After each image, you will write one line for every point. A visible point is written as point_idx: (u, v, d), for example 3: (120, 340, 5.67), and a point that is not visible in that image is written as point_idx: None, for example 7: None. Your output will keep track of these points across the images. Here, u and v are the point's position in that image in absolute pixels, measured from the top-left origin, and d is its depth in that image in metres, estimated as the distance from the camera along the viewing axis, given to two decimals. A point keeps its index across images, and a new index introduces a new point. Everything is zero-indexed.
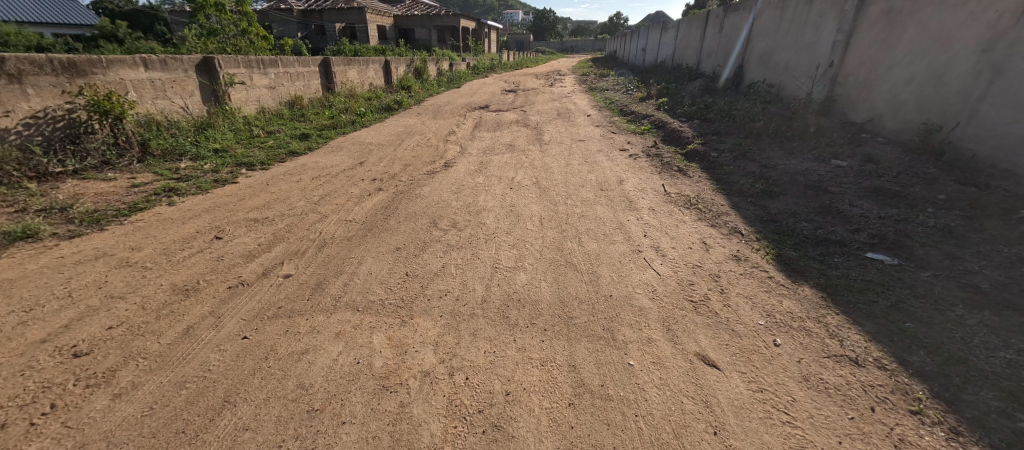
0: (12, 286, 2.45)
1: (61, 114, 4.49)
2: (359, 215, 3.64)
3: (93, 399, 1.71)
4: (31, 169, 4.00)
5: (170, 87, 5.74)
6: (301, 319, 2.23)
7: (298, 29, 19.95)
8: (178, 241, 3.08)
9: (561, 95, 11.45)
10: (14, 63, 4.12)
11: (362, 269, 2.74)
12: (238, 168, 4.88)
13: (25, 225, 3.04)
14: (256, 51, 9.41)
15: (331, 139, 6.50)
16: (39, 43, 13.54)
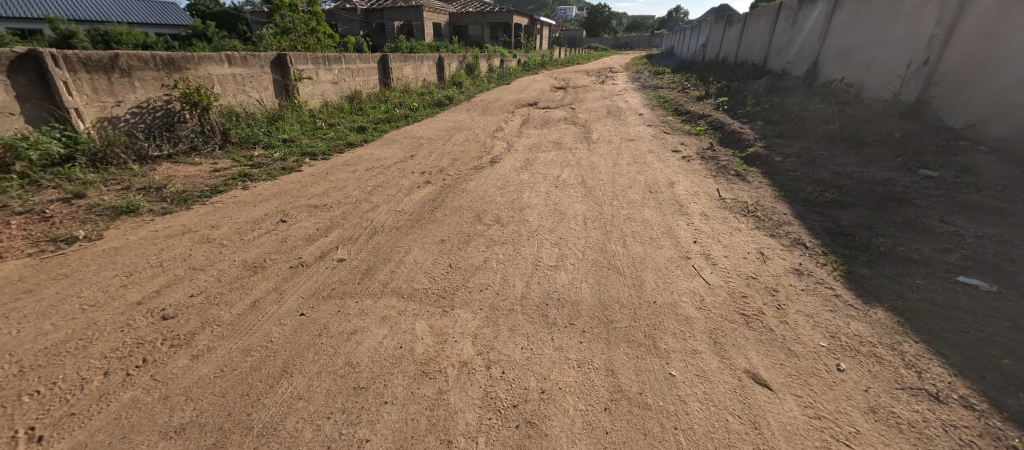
0: (117, 254, 2.83)
1: (160, 105, 5.11)
2: (408, 206, 3.79)
3: (176, 357, 1.93)
4: (135, 153, 4.60)
5: (249, 82, 6.29)
6: (351, 301, 2.37)
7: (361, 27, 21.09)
8: (249, 222, 3.39)
9: (613, 93, 11.16)
10: (127, 59, 4.72)
11: (409, 258, 2.86)
12: (302, 157, 5.26)
13: (128, 201, 3.50)
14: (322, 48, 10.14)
15: (386, 132, 6.81)
16: (144, 41, 15.47)
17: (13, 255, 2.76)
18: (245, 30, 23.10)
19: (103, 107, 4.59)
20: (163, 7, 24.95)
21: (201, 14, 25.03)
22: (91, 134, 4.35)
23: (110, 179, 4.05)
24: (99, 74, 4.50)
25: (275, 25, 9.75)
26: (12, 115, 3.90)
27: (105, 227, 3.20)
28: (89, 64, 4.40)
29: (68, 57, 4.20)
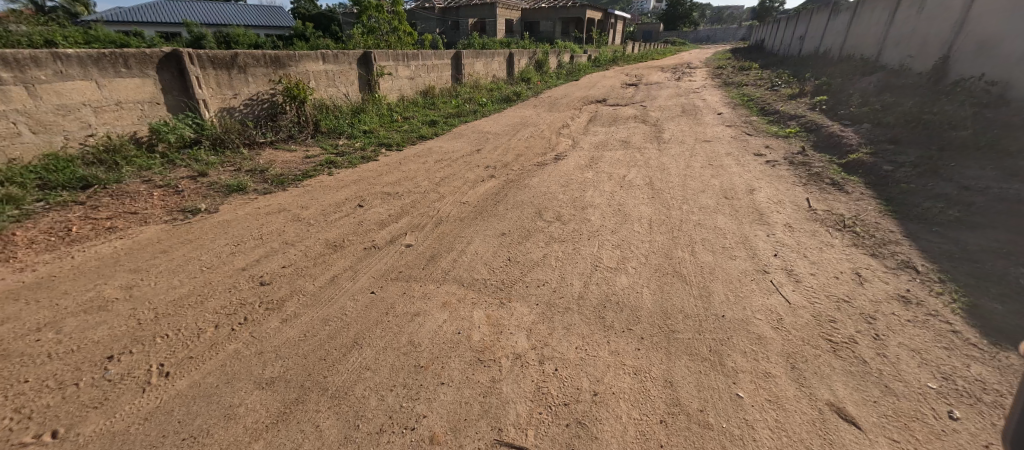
0: (228, 225, 3.29)
1: (266, 98, 5.81)
2: (471, 198, 3.92)
3: (269, 319, 2.21)
4: (246, 139, 5.28)
5: (338, 77, 6.89)
6: (416, 285, 2.52)
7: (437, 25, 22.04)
8: (332, 205, 3.74)
9: (690, 90, 10.47)
10: (244, 57, 5.42)
11: (470, 249, 2.96)
12: (379, 148, 5.66)
13: (238, 181, 4.04)
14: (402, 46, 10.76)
15: (456, 126, 7.08)
16: (255, 41, 17.64)
17: (154, 221, 3.35)
18: (336, 30, 25.31)
19: (223, 99, 5.33)
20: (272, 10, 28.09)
21: (302, 15, 27.79)
22: (213, 122, 5.09)
23: (225, 161, 4.71)
24: (222, 70, 5.23)
25: (363, 25, 10.53)
26: (159, 104, 4.74)
27: (220, 202, 3.74)
28: (215, 62, 5.14)
29: (200, 56, 4.95)
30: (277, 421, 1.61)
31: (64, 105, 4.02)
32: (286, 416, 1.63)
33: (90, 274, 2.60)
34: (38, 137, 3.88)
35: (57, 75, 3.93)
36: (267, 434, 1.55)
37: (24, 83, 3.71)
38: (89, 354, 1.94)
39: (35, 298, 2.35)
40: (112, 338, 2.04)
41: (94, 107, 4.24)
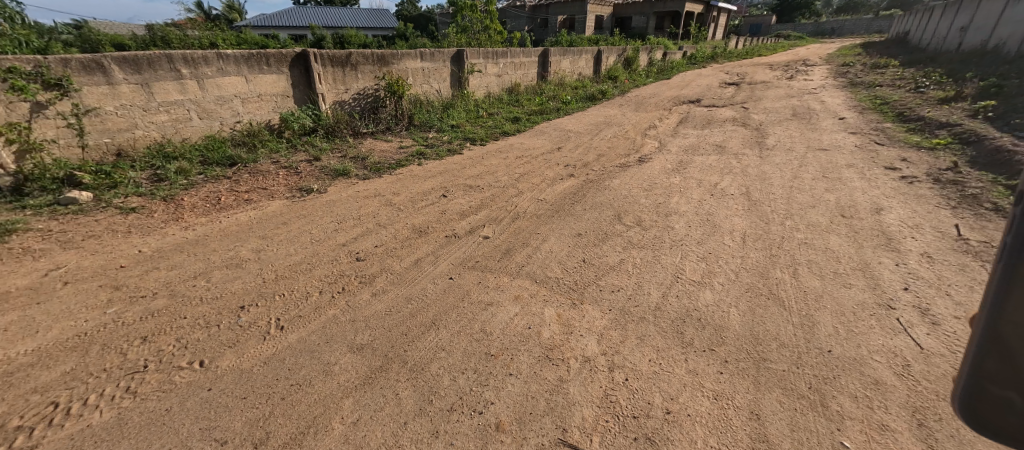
0: (334, 205, 3.73)
1: (371, 92, 6.42)
2: (549, 196, 3.92)
3: (362, 291, 2.47)
4: (352, 129, 5.90)
5: (433, 74, 7.35)
6: (491, 276, 2.61)
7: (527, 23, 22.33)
8: (420, 193, 4.03)
9: (805, 90, 9.23)
10: (356, 56, 6.05)
11: (544, 246, 2.97)
12: (465, 142, 5.92)
13: (343, 167, 4.54)
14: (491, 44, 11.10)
15: (538, 123, 7.12)
16: (363, 42, 19.58)
17: (278, 197, 3.92)
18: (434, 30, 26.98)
19: (337, 93, 6.02)
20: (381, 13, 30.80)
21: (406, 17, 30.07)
22: (327, 114, 5.78)
23: (334, 148, 5.32)
24: (338, 68, 5.90)
25: (457, 24, 11.02)
26: (288, 97, 5.53)
27: (328, 184, 4.25)
28: (333, 60, 5.82)
29: (321, 55, 5.64)
30: (364, 383, 1.80)
31: (221, 96, 4.93)
32: (371, 380, 1.81)
33: (230, 237, 3.14)
34: (204, 121, 4.87)
35: (218, 71, 4.83)
36: (356, 393, 1.74)
37: (196, 78, 4.67)
38: (227, 302, 2.36)
39: (193, 252, 2.91)
40: (243, 292, 2.45)
41: (241, 98, 5.10)
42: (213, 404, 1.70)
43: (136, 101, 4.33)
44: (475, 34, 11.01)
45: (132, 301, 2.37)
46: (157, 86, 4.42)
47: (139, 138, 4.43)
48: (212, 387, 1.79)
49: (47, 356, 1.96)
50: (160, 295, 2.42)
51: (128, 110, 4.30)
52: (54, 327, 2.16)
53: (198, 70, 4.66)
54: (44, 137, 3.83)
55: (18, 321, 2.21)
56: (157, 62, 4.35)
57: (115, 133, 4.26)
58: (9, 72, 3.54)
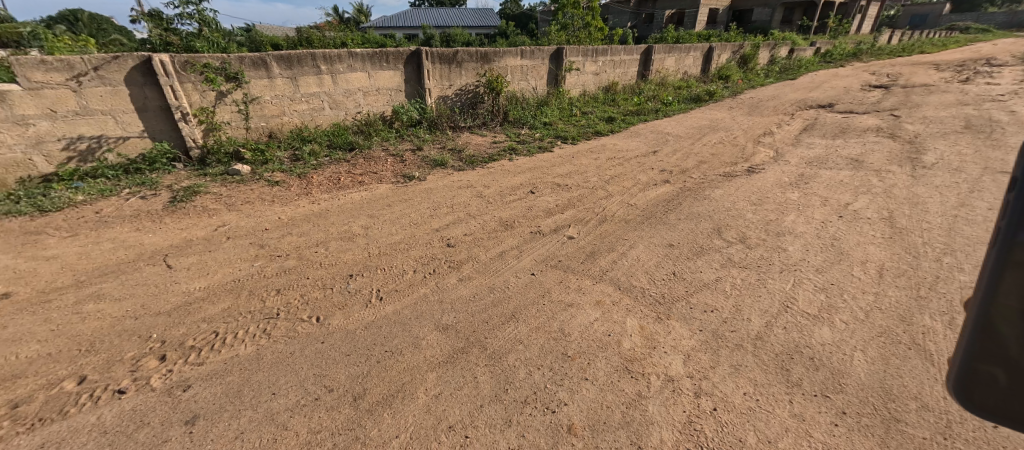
0: (431, 193, 4.03)
1: (472, 89, 6.75)
2: (640, 202, 3.73)
3: (450, 275, 2.64)
4: (452, 122, 6.27)
5: (531, 72, 7.46)
6: (573, 277, 2.58)
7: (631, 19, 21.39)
8: (509, 188, 4.14)
9: (987, 96, 7.37)
10: (462, 54, 6.41)
11: (631, 253, 2.84)
12: (556, 140, 5.91)
13: (441, 158, 4.87)
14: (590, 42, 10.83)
15: (634, 124, 6.80)
16: (466, 40, 20.62)
17: (384, 181, 4.36)
18: (534, 28, 27.34)
19: (441, 88, 6.45)
20: (487, 12, 32.08)
21: (509, 16, 30.91)
22: (431, 108, 6.23)
23: (434, 140, 5.73)
24: (445, 65, 6.31)
25: (557, 22, 10.96)
26: (401, 91, 6.09)
27: (427, 173, 4.59)
28: (442, 58, 6.24)
29: (431, 53, 6.08)
30: (447, 361, 1.92)
31: (348, 89, 5.61)
32: (453, 359, 1.94)
33: (345, 213, 3.59)
34: (333, 111, 5.60)
35: (348, 67, 5.50)
36: (439, 369, 1.88)
37: (331, 74, 5.40)
38: (340, 270, 2.70)
39: (316, 223, 3.39)
40: (352, 263, 2.79)
41: (364, 92, 5.76)
42: (324, 355, 1.98)
43: (286, 92, 5.16)
44: (574, 31, 10.84)
45: (271, 258, 2.85)
46: (301, 80, 5.20)
47: (285, 123, 5.28)
48: (324, 340, 2.08)
49: (211, 294, 2.46)
50: (291, 256, 2.88)
51: (279, 100, 5.15)
52: (217, 272, 2.70)
53: (333, 66, 5.38)
54: (222, 120, 4.86)
55: (195, 264, 2.81)
56: (303, 59, 5.11)
57: (268, 119, 5.15)
58: (205, 67, 4.54)
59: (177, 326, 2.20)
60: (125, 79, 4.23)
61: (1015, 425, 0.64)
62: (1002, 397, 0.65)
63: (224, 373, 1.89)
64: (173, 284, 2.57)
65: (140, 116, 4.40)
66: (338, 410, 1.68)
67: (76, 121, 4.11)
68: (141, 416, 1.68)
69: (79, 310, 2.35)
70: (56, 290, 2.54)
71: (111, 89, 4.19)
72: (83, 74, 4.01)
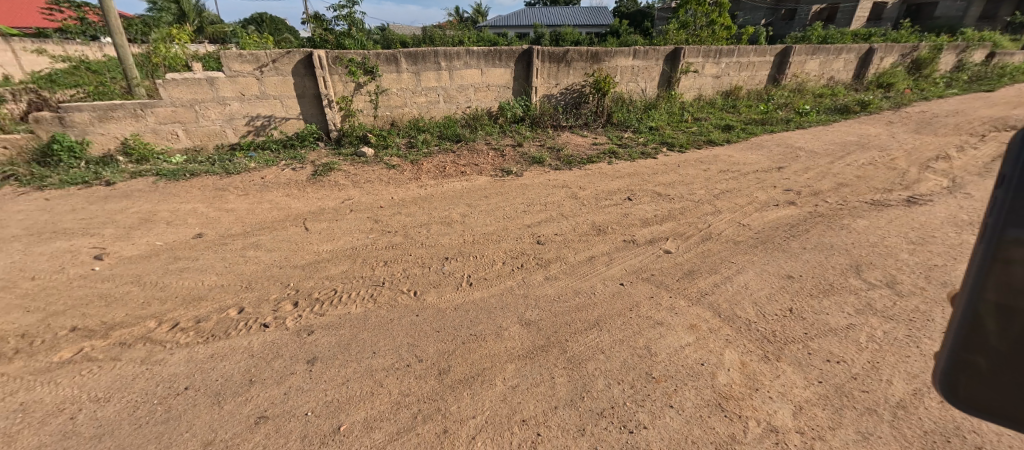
0: (526, 189, 4.11)
1: (578, 88, 6.68)
2: (754, 222, 3.32)
3: (537, 273, 2.66)
4: (554, 121, 6.29)
5: (643, 73, 7.08)
6: (666, 294, 2.41)
7: (766, 16, 19.00)
8: (605, 192, 4.02)
9: None
10: (572, 53, 6.37)
11: (737, 278, 2.55)
12: (662, 146, 5.55)
13: (539, 156, 4.93)
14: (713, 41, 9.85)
15: (756, 135, 6.05)
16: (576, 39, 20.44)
17: (484, 174, 4.57)
18: (650, 27, 25.96)
19: (548, 87, 6.50)
20: (601, 10, 31.33)
21: (625, 13, 29.75)
22: (536, 105, 6.33)
23: (535, 138, 5.82)
24: (554, 64, 6.35)
25: (676, 19, 10.14)
26: (509, 89, 6.29)
27: (525, 169, 4.69)
28: (552, 56, 6.27)
29: (542, 51, 6.16)
30: (526, 356, 1.96)
31: (462, 85, 5.98)
32: (532, 355, 1.97)
33: (446, 200, 3.86)
34: (447, 104, 6.03)
35: (464, 64, 5.87)
36: (518, 362, 1.92)
37: (449, 70, 5.81)
38: (437, 252, 2.92)
39: (421, 206, 3.71)
40: (449, 247, 2.99)
41: (475, 87, 6.08)
42: (418, 327, 2.16)
43: (409, 85, 5.71)
44: (695, 29, 9.92)
45: (382, 233, 3.21)
46: (423, 75, 5.70)
47: (405, 113, 5.85)
48: (419, 314, 2.27)
49: (333, 257, 2.87)
50: (397, 234, 3.20)
51: (403, 92, 5.72)
52: (339, 239, 3.12)
53: (452, 63, 5.78)
54: (357, 108, 5.58)
55: (324, 229, 3.29)
56: (426, 56, 5.60)
57: (393, 109, 5.77)
58: (350, 62, 5.26)
59: (307, 280, 2.61)
60: (292, 70, 5.10)
61: (1014, 424, 0.64)
62: (997, 396, 0.65)
63: (338, 326, 2.18)
64: (307, 244, 3.06)
65: (298, 102, 5.28)
66: (425, 380, 1.83)
67: (256, 103, 5.10)
68: (276, 349, 2.03)
69: (243, 255, 2.93)
70: (229, 236, 3.20)
71: (281, 78, 5.09)
72: (264, 65, 4.95)
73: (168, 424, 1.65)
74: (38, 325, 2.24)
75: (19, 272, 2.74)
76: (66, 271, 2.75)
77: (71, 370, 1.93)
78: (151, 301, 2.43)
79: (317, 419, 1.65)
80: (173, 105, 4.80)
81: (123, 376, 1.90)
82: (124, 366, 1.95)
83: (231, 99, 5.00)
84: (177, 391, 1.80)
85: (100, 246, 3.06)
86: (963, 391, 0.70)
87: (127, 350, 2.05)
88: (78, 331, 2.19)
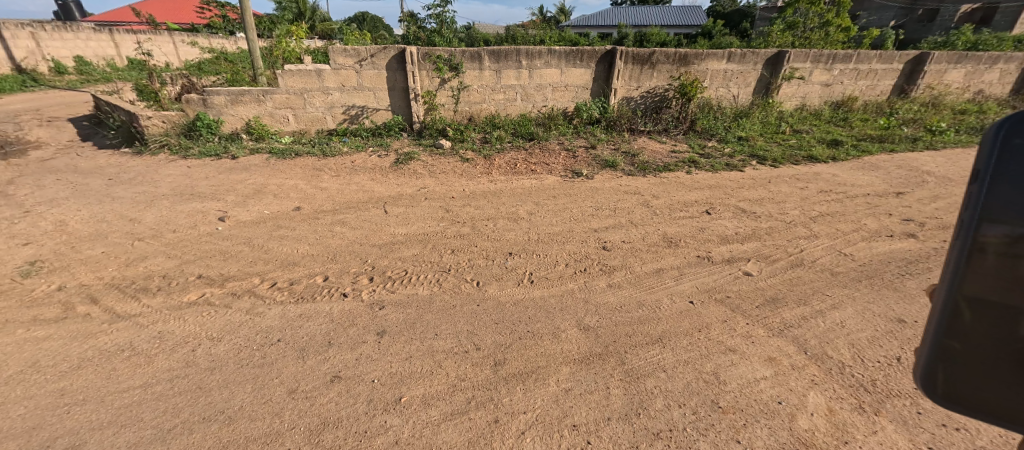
0: (596, 192, 4.02)
1: (661, 92, 6.36)
2: (858, 253, 2.90)
3: (599, 279, 2.60)
4: (631, 125, 6.05)
5: (736, 78, 6.51)
6: (742, 320, 2.21)
7: (896, 16, 16.42)
8: (682, 203, 3.78)
9: None
10: (658, 55, 6.07)
11: (831, 314, 2.25)
12: (751, 158, 5.07)
13: (612, 160, 4.79)
14: (826, 45, 8.64)
15: (870, 154, 5.27)
16: (663, 40, 19.42)
17: (554, 173, 4.56)
18: (749, 28, 23.83)
19: (628, 89, 6.27)
20: (695, 9, 29.40)
21: (721, 13, 27.64)
22: (613, 108, 6.15)
23: (609, 141, 5.66)
24: (637, 65, 6.10)
25: (783, 20, 9.14)
26: (588, 89, 6.18)
27: (595, 172, 4.59)
28: (636, 58, 6.04)
29: (625, 52, 5.95)
30: (582, 361, 1.93)
31: (540, 84, 6.01)
32: (588, 361, 1.93)
33: (515, 196, 3.92)
34: (524, 102, 6.10)
35: (544, 64, 5.88)
36: (573, 366, 1.90)
37: (529, 69, 5.87)
38: (502, 246, 2.99)
39: (490, 200, 3.81)
40: (513, 242, 3.03)
41: (553, 87, 6.07)
42: (478, 317, 2.24)
43: (490, 83, 5.88)
44: (805, 31, 8.86)
45: (451, 223, 3.35)
46: (504, 73, 5.83)
47: (483, 110, 6.04)
48: (480, 304, 2.34)
49: (406, 241, 3.06)
50: (466, 225, 3.32)
51: (483, 89, 5.90)
52: (413, 224, 3.33)
53: (533, 62, 5.83)
54: (440, 102, 5.88)
55: (401, 214, 3.52)
56: (509, 54, 5.72)
57: (472, 104, 5.98)
58: (437, 58, 5.56)
59: (382, 259, 2.82)
60: (387, 65, 5.52)
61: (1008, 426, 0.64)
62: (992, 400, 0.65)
63: (406, 305, 2.33)
64: (385, 226, 3.30)
65: (389, 94, 5.70)
66: (481, 368, 1.89)
67: (354, 94, 5.61)
68: (352, 317, 2.23)
69: (331, 229, 3.25)
70: (321, 212, 3.57)
71: (376, 72, 5.53)
72: (363, 59, 5.40)
73: (262, 369, 1.90)
74: (175, 270, 2.70)
75: (164, 224, 3.33)
76: (197, 228, 3.28)
77: (195, 311, 2.31)
78: (257, 261, 2.81)
79: (382, 387, 1.79)
80: (287, 92, 5.46)
81: (232, 321, 2.22)
82: (233, 313, 2.29)
83: (333, 89, 5.55)
84: (271, 341, 2.06)
85: (223, 210, 3.60)
86: (942, 386, 0.70)
87: (236, 300, 2.40)
88: (202, 279, 2.61)
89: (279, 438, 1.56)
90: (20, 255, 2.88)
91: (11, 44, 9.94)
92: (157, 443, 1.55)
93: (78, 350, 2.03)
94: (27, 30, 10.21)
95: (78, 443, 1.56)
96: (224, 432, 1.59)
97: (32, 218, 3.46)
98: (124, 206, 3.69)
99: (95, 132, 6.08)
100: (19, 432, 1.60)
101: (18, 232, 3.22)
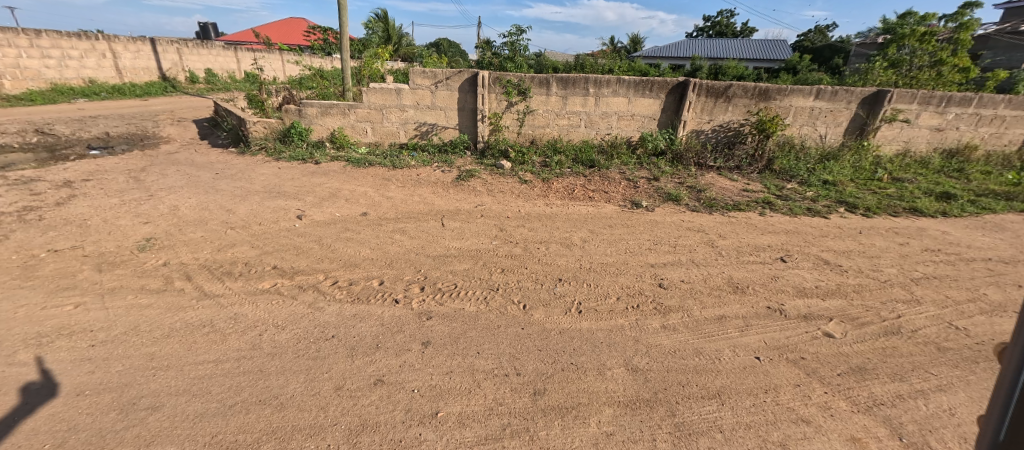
0: (655, 226, 3.84)
1: (735, 127, 6.00)
2: (974, 327, 2.45)
3: (652, 318, 2.44)
4: (698, 159, 5.76)
5: (825, 117, 5.96)
6: (820, 386, 1.95)
7: None
8: (753, 246, 3.49)
9: None
10: (735, 89, 5.78)
11: (936, 397, 1.90)
12: (837, 204, 4.57)
13: (676, 193, 4.59)
14: (937, 85, 7.15)
15: (993, 212, 4.52)
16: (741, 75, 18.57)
17: (611, 202, 4.45)
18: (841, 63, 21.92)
19: (699, 122, 6.01)
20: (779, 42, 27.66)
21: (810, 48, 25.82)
22: (681, 139, 5.92)
23: (674, 173, 5.43)
24: (711, 98, 5.85)
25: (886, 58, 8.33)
26: (655, 120, 6.00)
27: (656, 204, 4.42)
28: (710, 90, 5.81)
29: (698, 84, 5.74)
30: (628, 405, 1.81)
31: (606, 111, 5.96)
32: (634, 405, 1.80)
33: (570, 222, 3.87)
34: (587, 129, 6.07)
35: (613, 92, 5.86)
36: (618, 408, 1.78)
37: (596, 97, 5.86)
38: (553, 271, 2.94)
39: (545, 223, 3.79)
40: (565, 269, 2.98)
41: (619, 115, 5.98)
42: (523, 341, 2.20)
43: (555, 108, 5.95)
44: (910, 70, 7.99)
45: (505, 242, 3.39)
46: (571, 99, 5.87)
47: (547, 133, 6.10)
48: (525, 328, 2.30)
49: (459, 255, 3.13)
50: (519, 245, 3.33)
51: (549, 113, 5.99)
52: (468, 240, 3.41)
53: (601, 90, 5.83)
54: (505, 124, 6.07)
55: (456, 228, 3.63)
56: (577, 82, 5.78)
57: (536, 128, 6.09)
58: (507, 83, 5.76)
59: (435, 270, 2.90)
60: (459, 87, 5.82)
61: None
62: None
63: (453, 319, 2.36)
64: (441, 239, 3.41)
65: (458, 114, 5.99)
66: (520, 395, 1.84)
67: (427, 112, 5.97)
68: (400, 324, 2.31)
69: (391, 237, 3.43)
70: (384, 219, 3.78)
71: (449, 93, 5.85)
72: (438, 81, 5.76)
73: (316, 361, 2.00)
74: (255, 259, 2.99)
75: (253, 217, 3.72)
76: (279, 223, 3.63)
77: (267, 297, 2.53)
78: (324, 259, 3.02)
79: (420, 398, 1.80)
80: (369, 108, 5.96)
81: (296, 312, 2.39)
82: (297, 305, 2.46)
83: (409, 106, 5.95)
84: (327, 336, 2.19)
85: (302, 209, 3.95)
86: None
87: (302, 293, 2.59)
88: (276, 269, 2.86)
89: (322, 432, 1.62)
90: (140, 232, 3.37)
91: (161, 57, 11.95)
92: (219, 417, 1.68)
93: (170, 320, 2.29)
94: (175, 46, 12.32)
95: (158, 405, 1.74)
96: (275, 417, 1.69)
97: (153, 201, 4.05)
98: (223, 197, 4.20)
99: (212, 133, 7.06)
100: (114, 387, 1.82)
101: (142, 211, 3.78)
